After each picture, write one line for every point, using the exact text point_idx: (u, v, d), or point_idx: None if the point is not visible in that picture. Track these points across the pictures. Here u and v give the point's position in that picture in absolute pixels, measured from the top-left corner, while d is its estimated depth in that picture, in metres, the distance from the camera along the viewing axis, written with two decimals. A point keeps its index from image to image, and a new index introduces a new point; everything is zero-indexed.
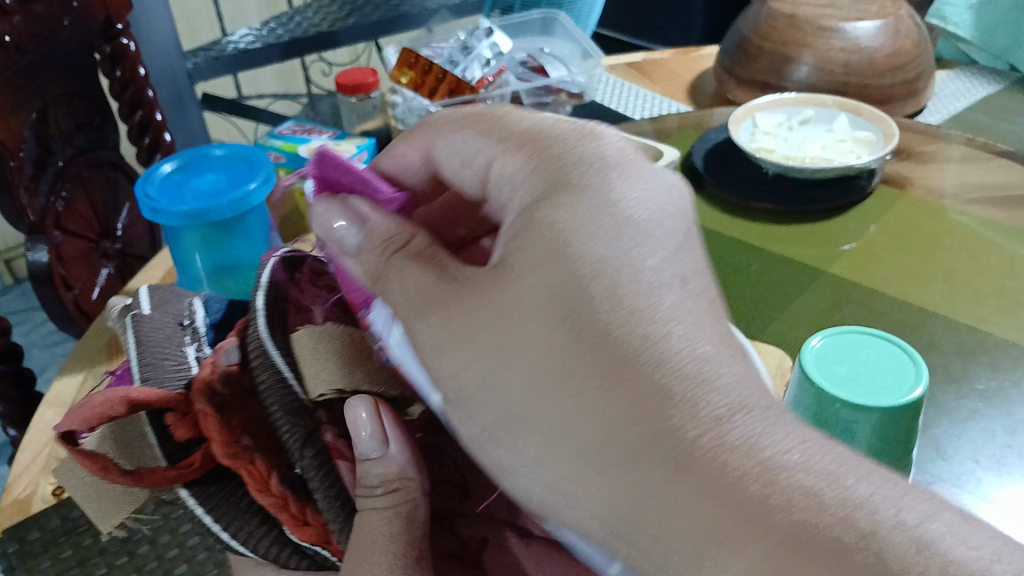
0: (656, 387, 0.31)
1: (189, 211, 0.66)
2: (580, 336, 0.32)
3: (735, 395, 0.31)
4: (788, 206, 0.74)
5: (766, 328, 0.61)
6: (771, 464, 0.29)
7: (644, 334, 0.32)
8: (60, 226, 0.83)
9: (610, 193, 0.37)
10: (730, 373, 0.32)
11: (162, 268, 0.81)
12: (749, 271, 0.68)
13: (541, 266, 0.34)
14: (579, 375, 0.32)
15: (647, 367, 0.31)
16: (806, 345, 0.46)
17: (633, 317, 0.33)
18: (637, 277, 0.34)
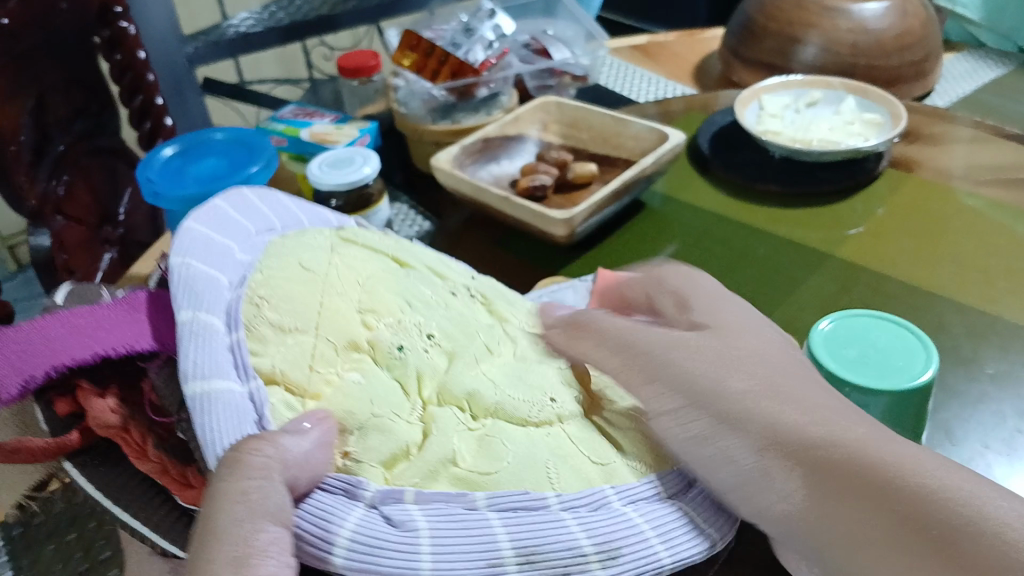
0: (891, 492, 0.31)
1: (189, 196, 0.65)
2: (820, 478, 0.34)
3: (953, 484, 0.30)
4: (796, 188, 0.73)
5: (773, 313, 0.60)
6: (963, 505, 0.29)
7: (856, 448, 0.33)
8: (61, 212, 0.83)
9: (741, 346, 0.42)
10: (921, 460, 0.32)
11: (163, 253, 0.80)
12: (757, 254, 0.67)
13: (755, 424, 0.37)
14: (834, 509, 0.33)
15: (860, 480, 0.32)
16: (816, 327, 0.44)
17: (846, 439, 0.34)
18: (827, 420, 0.36)
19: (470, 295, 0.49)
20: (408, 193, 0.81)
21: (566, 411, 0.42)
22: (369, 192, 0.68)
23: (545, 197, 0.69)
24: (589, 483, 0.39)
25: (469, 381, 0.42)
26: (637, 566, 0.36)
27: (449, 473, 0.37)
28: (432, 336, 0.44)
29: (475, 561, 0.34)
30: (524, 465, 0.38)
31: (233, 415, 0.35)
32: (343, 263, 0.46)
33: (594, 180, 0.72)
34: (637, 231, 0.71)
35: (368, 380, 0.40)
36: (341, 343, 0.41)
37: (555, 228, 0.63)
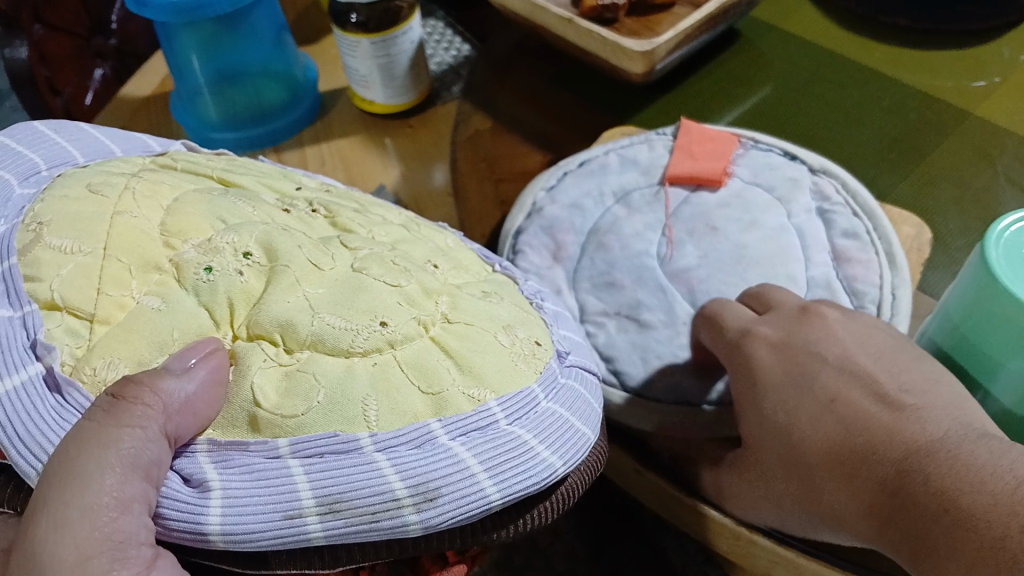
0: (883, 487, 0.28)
1: (179, 4, 0.53)
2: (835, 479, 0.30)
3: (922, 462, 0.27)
4: (929, 23, 0.58)
5: (896, 187, 0.49)
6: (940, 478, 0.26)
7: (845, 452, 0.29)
8: (41, 18, 0.70)
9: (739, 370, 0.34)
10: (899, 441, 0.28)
11: (159, 71, 0.69)
12: (880, 105, 0.54)
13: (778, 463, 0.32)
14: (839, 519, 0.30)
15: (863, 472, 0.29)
16: (994, 226, 0.32)
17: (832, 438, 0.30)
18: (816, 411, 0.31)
19: (309, 211, 0.31)
20: (445, 9, 0.68)
21: (400, 336, 0.26)
22: (398, 6, 0.55)
23: (615, 19, 0.56)
24: (413, 417, 0.25)
25: (285, 306, 0.25)
26: (457, 511, 0.23)
27: (248, 418, 0.23)
28: (251, 256, 0.26)
29: (267, 510, 0.22)
30: (337, 408, 0.24)
31: (23, 401, 0.22)
32: (145, 183, 0.27)
33: (679, 1, 0.58)
34: (728, 69, 0.59)
35: (172, 308, 0.24)
36: (137, 265, 0.24)
37: (632, 61, 0.50)
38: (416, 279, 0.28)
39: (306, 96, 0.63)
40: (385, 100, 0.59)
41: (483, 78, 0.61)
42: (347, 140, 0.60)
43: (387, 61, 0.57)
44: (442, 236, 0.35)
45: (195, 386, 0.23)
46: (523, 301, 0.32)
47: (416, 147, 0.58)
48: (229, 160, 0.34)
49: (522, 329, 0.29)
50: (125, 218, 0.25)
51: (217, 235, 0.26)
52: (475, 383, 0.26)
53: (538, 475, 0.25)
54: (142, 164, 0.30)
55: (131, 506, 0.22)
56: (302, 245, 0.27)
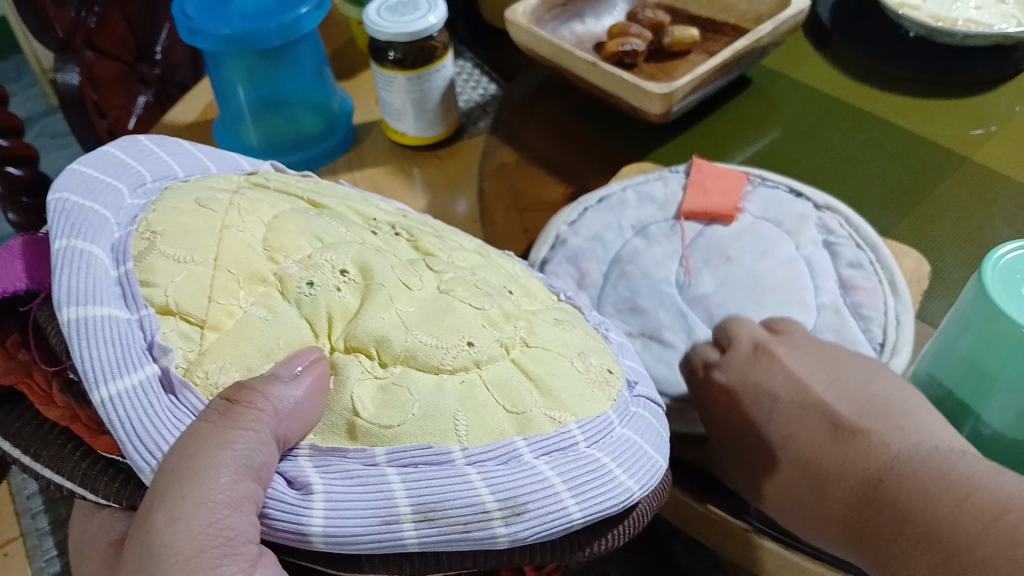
0: (873, 504, 0.33)
1: (230, 34, 0.57)
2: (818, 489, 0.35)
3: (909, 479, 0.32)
4: (929, 75, 0.62)
5: (897, 223, 0.52)
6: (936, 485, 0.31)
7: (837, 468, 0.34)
8: (92, 45, 0.74)
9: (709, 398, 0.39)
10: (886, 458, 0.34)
11: (203, 99, 0.73)
12: (884, 148, 0.58)
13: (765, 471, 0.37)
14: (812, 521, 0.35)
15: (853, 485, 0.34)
16: (993, 254, 0.35)
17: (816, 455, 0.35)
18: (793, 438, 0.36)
19: (392, 234, 0.34)
20: (473, 49, 0.72)
21: (484, 356, 0.29)
22: (433, 44, 0.59)
23: (635, 64, 0.59)
24: (499, 434, 0.27)
25: (381, 323, 0.28)
26: (542, 526, 0.26)
27: (348, 426, 0.26)
28: (346, 273, 0.29)
29: (368, 514, 0.24)
30: (433, 423, 0.27)
31: (144, 400, 0.24)
32: (246, 201, 0.31)
33: (695, 48, 0.61)
34: (740, 112, 0.62)
35: (277, 319, 0.27)
36: (244, 276, 0.28)
37: (650, 102, 0.54)
38: (496, 303, 0.31)
39: (342, 127, 0.67)
40: (415, 133, 0.63)
41: (509, 115, 0.65)
42: (379, 167, 0.64)
43: (420, 96, 0.60)
44: (511, 264, 0.38)
45: (302, 392, 0.26)
46: (591, 331, 0.35)
47: (443, 175, 0.62)
48: (314, 181, 0.38)
49: (594, 357, 0.32)
50: (234, 232, 0.29)
51: (316, 252, 0.29)
52: (555, 406, 0.29)
53: (618, 497, 0.28)
54: (238, 181, 0.34)
55: (242, 505, 0.24)
56: (392, 267, 0.31)
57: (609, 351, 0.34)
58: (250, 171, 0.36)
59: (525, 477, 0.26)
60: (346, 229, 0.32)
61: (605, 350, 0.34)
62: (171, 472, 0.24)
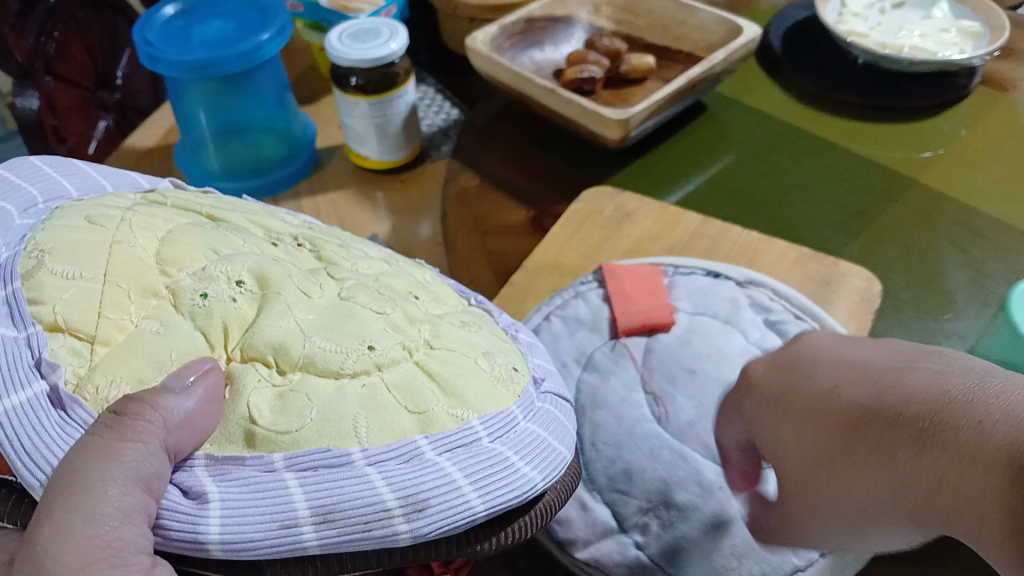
0: (873, 418, 0.27)
1: (192, 62, 0.57)
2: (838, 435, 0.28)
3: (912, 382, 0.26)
4: (876, 101, 0.64)
5: (850, 244, 0.54)
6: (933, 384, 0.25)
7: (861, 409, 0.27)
8: (52, 71, 0.74)
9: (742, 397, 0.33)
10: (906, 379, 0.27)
11: (163, 124, 0.73)
12: (835, 172, 0.59)
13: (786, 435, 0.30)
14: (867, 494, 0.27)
15: (868, 409, 0.27)
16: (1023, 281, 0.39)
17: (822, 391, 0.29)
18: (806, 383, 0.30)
19: (294, 245, 0.35)
20: (435, 76, 0.73)
21: (386, 359, 0.30)
22: (395, 70, 0.59)
23: (593, 91, 0.61)
24: (402, 434, 0.28)
25: (278, 330, 0.29)
26: (444, 521, 0.27)
27: (245, 433, 0.27)
28: (242, 284, 0.30)
29: (265, 519, 0.25)
30: (331, 424, 0.27)
31: (29, 416, 0.25)
32: (141, 217, 0.31)
33: (651, 76, 0.63)
34: (696, 136, 0.64)
35: (169, 330, 0.28)
36: (135, 291, 0.28)
37: (607, 129, 0.55)
38: (398, 308, 0.32)
39: (304, 151, 0.67)
40: (378, 156, 0.64)
41: (470, 141, 0.66)
42: (339, 193, 0.64)
43: (383, 121, 0.61)
44: (422, 271, 0.39)
45: (194, 402, 0.26)
46: (500, 333, 0.36)
47: (407, 200, 0.62)
48: (214, 198, 0.38)
49: (500, 355, 0.33)
50: (125, 247, 0.29)
51: (211, 264, 0.30)
52: (459, 404, 0.30)
53: (522, 488, 0.29)
54: (135, 199, 0.34)
55: (132, 516, 0.24)
56: (291, 276, 0.31)
57: (512, 349, 0.35)
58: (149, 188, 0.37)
59: (426, 476, 0.27)
60: (244, 242, 0.33)
61: (508, 348, 0.35)
62: (58, 485, 0.24)
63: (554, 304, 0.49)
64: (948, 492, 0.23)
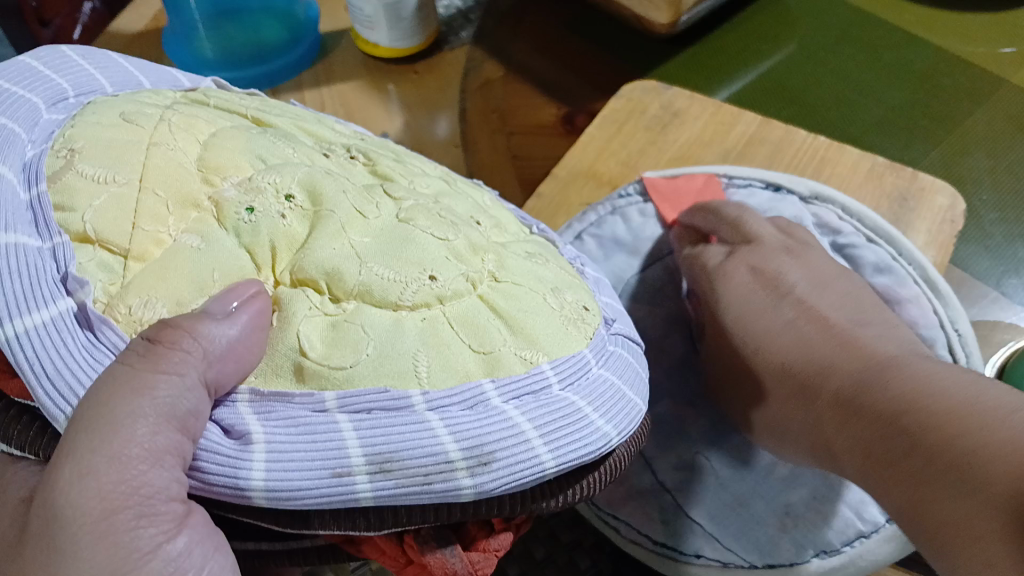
0: (859, 387, 0.31)
1: None
2: (814, 377, 0.34)
3: (904, 371, 0.30)
4: None
5: (929, 153, 0.49)
6: (928, 385, 0.29)
7: (829, 349, 0.34)
8: None
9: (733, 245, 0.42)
10: (907, 365, 0.31)
11: (154, 5, 0.66)
12: (913, 67, 0.53)
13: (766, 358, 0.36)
14: (808, 421, 0.33)
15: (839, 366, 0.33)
16: None
17: (829, 349, 0.34)
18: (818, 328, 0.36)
19: (347, 156, 0.27)
20: None
21: (449, 290, 0.23)
22: None
23: None
24: (464, 376, 0.22)
25: (330, 252, 0.22)
26: (511, 478, 0.21)
27: (294, 370, 0.21)
28: (292, 199, 0.23)
29: (314, 466, 0.19)
30: (388, 363, 0.21)
31: (52, 337, 0.19)
32: (182, 116, 0.24)
33: None
34: (752, 24, 0.57)
35: (211, 247, 0.21)
36: (174, 200, 0.22)
37: (656, 12, 0.49)
38: (463, 233, 0.25)
39: (307, 37, 0.60)
40: (389, 44, 0.57)
41: (494, 27, 0.59)
42: (349, 83, 0.57)
43: (395, 3, 0.54)
44: (479, 194, 0.31)
45: (238, 330, 0.20)
46: (568, 266, 0.29)
47: (421, 94, 0.56)
48: (261, 100, 0.30)
49: (568, 292, 0.26)
50: (162, 149, 0.22)
51: (257, 175, 0.23)
52: (528, 345, 0.23)
53: (594, 444, 0.23)
54: (174, 99, 0.26)
55: (164, 458, 0.19)
56: (344, 190, 0.24)
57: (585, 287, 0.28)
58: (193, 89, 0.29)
59: (495, 422, 0.21)
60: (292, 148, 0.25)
61: (582, 286, 0.28)
62: (82, 417, 0.19)
63: (588, 221, 0.44)
64: (913, 483, 0.27)
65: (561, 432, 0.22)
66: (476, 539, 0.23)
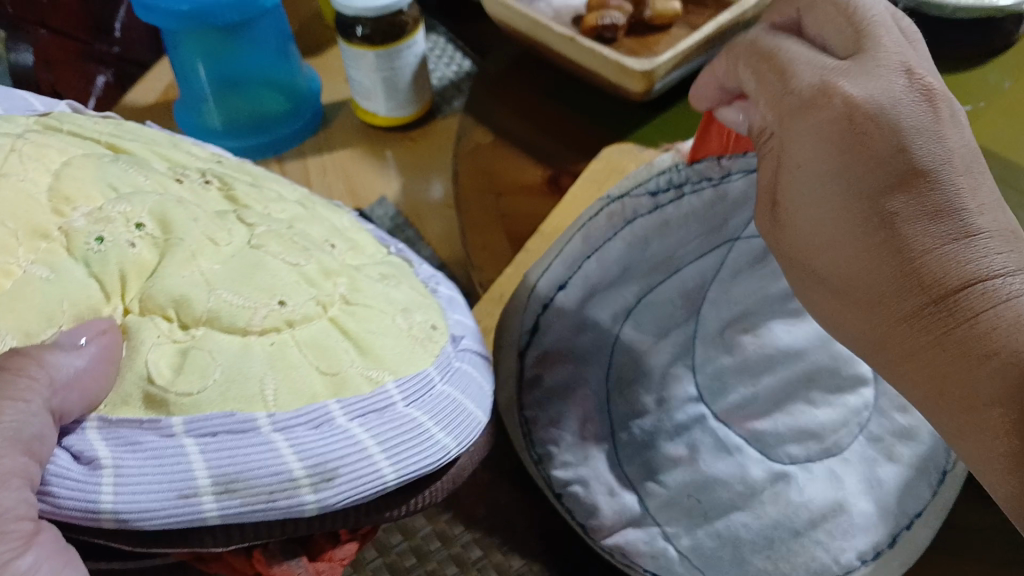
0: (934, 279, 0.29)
1: (188, 11, 0.54)
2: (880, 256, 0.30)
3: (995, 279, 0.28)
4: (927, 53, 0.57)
5: None
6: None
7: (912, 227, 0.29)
8: (45, 23, 0.70)
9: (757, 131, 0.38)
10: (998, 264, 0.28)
11: (163, 78, 0.69)
12: None
13: (823, 218, 0.31)
14: (862, 304, 0.31)
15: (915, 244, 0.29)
16: None
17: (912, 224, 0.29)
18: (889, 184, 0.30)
19: (201, 180, 0.33)
20: (446, 23, 0.68)
21: (298, 315, 0.28)
22: (404, 19, 0.55)
23: (614, 39, 0.55)
24: (311, 398, 0.27)
25: (179, 281, 0.27)
26: (352, 490, 0.26)
27: (142, 395, 0.25)
28: (142, 227, 0.27)
29: (162, 489, 0.24)
30: (234, 383, 0.26)
31: None
32: (31, 145, 0.27)
33: (677, 20, 0.57)
34: None
35: (60, 277, 0.25)
36: (24, 231, 0.25)
37: (631, 80, 0.50)
38: (314, 258, 0.31)
39: (309, 107, 0.63)
40: (387, 113, 0.60)
41: (482, 93, 0.61)
42: (347, 150, 0.61)
43: (392, 74, 0.57)
44: (337, 216, 0.37)
45: (85, 361, 0.23)
46: (419, 286, 0.35)
47: (416, 159, 0.60)
48: (115, 124, 0.36)
49: (419, 313, 0.33)
50: (13, 180, 0.26)
51: (108, 204, 0.27)
52: (374, 365, 0.29)
53: (432, 454, 0.28)
54: (28, 123, 0.30)
55: (8, 480, 0.22)
56: (195, 220, 0.29)
57: (428, 303, 0.34)
58: (43, 111, 0.35)
59: (334, 437, 0.26)
60: (146, 178, 0.30)
61: (425, 302, 0.34)
62: None
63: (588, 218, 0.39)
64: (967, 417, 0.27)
65: (396, 442, 0.27)
66: (323, 549, 0.30)
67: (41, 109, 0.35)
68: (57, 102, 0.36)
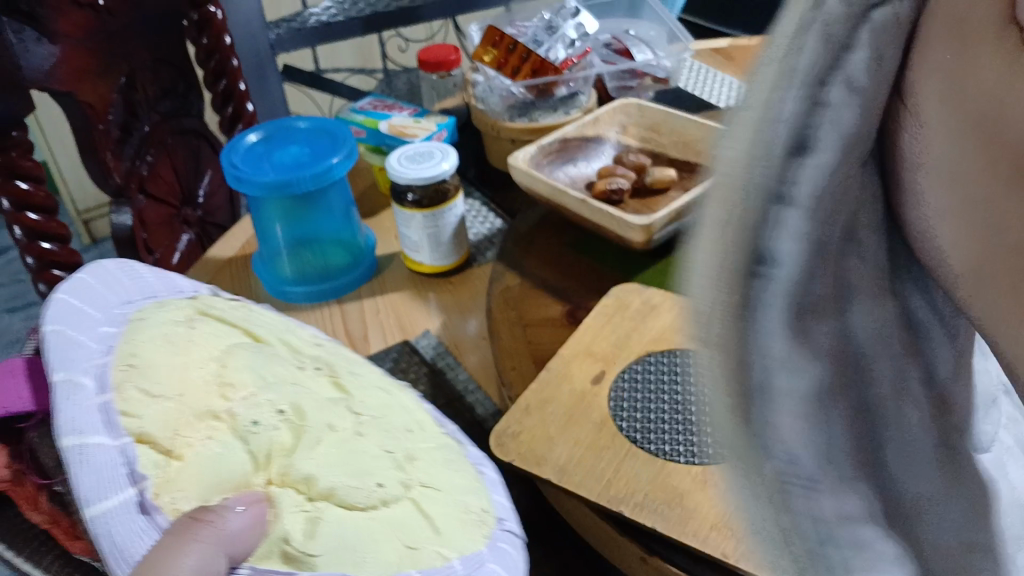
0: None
1: (273, 182, 0.68)
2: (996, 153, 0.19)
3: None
4: None
5: None
6: None
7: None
8: (144, 190, 0.84)
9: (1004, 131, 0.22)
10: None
11: (241, 236, 0.83)
12: None
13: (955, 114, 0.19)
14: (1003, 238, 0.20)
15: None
16: None
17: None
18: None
19: (315, 370, 0.49)
20: (481, 190, 0.83)
21: (392, 496, 0.40)
22: (446, 187, 0.70)
23: (621, 202, 0.68)
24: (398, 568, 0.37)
25: (309, 466, 0.39)
26: None
27: (280, 553, 0.34)
28: (283, 413, 0.42)
29: None
30: (344, 550, 0.36)
31: (121, 519, 0.30)
32: (194, 333, 0.43)
33: (673, 186, 0.71)
34: None
35: (221, 457, 0.36)
36: (199, 416, 0.38)
37: (635, 233, 0.63)
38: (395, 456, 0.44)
39: (365, 260, 0.76)
40: (432, 262, 0.72)
41: (512, 246, 0.73)
42: (397, 293, 0.72)
43: (436, 230, 0.70)
44: (405, 399, 0.52)
45: (244, 522, 0.33)
46: (471, 472, 0.47)
47: (456, 299, 0.71)
48: (241, 308, 0.52)
49: (474, 501, 0.44)
50: (156, 393, 0.37)
51: (255, 392, 0.42)
52: (444, 545, 0.39)
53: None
54: (187, 309, 0.46)
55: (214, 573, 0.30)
56: (320, 411, 0.44)
57: (471, 477, 0.47)
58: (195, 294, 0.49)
59: None
60: (286, 373, 0.46)
61: (471, 482, 0.46)
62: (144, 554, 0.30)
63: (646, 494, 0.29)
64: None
65: None
66: None
67: (187, 291, 0.49)
68: (201, 286, 0.52)
